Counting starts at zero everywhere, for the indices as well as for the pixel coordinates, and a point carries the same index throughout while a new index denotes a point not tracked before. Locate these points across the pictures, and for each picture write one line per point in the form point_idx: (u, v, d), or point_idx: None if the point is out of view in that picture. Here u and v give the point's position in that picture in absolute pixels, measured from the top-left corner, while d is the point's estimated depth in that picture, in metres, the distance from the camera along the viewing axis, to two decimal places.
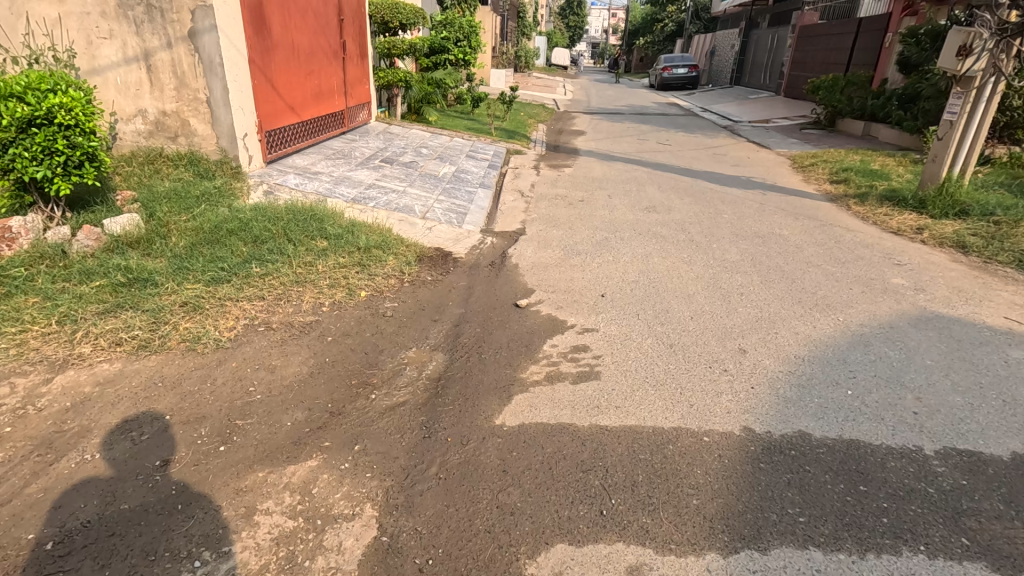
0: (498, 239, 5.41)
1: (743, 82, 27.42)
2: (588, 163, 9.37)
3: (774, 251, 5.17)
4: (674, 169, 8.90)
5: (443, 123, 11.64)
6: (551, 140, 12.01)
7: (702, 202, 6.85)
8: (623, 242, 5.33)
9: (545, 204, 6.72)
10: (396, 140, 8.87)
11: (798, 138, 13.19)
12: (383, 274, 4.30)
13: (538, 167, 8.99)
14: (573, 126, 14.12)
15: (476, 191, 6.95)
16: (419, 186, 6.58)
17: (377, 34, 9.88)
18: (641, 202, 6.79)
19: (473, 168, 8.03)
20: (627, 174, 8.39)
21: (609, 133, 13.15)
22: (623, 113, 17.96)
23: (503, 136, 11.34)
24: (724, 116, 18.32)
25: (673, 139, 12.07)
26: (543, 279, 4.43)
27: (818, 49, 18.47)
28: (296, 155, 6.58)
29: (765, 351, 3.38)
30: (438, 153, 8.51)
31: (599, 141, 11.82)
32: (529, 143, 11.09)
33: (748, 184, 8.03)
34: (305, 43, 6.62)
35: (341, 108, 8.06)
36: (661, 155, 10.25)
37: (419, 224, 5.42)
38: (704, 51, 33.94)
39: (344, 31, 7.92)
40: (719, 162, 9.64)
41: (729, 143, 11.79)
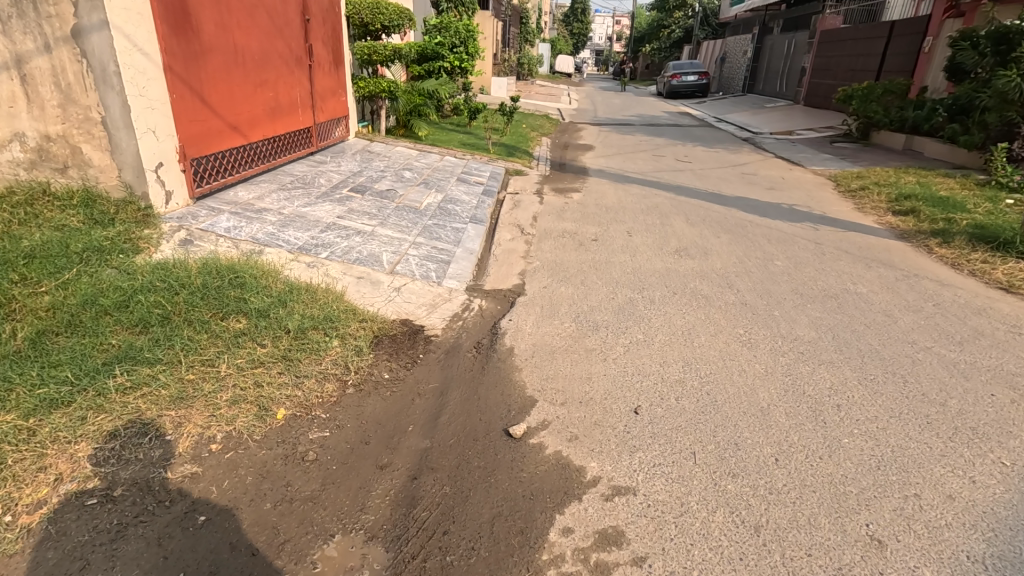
0: (488, 303, 4.11)
1: (756, 90, 26.15)
2: (600, 186, 8.09)
3: (860, 322, 3.83)
4: (701, 195, 7.58)
5: (434, 137, 10.39)
6: (556, 157, 10.73)
7: (744, 242, 5.53)
8: (653, 307, 4.02)
9: (550, 244, 5.42)
10: (375, 161, 7.57)
11: (831, 152, 11.84)
12: (314, 375, 2.98)
13: (540, 192, 7.70)
14: (579, 139, 12.87)
15: (464, 229, 5.64)
16: (392, 224, 5.28)
17: (357, 38, 8.63)
18: (668, 242, 5.48)
19: (464, 195, 6.74)
20: (647, 202, 7.08)
21: (619, 147, 11.87)
22: (633, 123, 16.70)
23: (501, 152, 10.08)
24: (741, 127, 17.04)
25: (693, 155, 10.75)
26: (548, 379, 3.11)
27: (842, 55, 17.20)
28: (240, 185, 5.29)
29: (917, 547, 2.04)
30: (422, 176, 7.22)
31: (610, 158, 10.53)
32: (531, 161, 9.81)
33: (794, 214, 6.69)
34: (253, 47, 5.36)
35: (307, 124, 6.80)
36: (681, 175, 8.94)
37: (383, 283, 4.11)
38: (713, 58, 32.72)
39: (311, 33, 6.68)
40: (752, 185, 8.31)
41: (758, 160, 10.45)
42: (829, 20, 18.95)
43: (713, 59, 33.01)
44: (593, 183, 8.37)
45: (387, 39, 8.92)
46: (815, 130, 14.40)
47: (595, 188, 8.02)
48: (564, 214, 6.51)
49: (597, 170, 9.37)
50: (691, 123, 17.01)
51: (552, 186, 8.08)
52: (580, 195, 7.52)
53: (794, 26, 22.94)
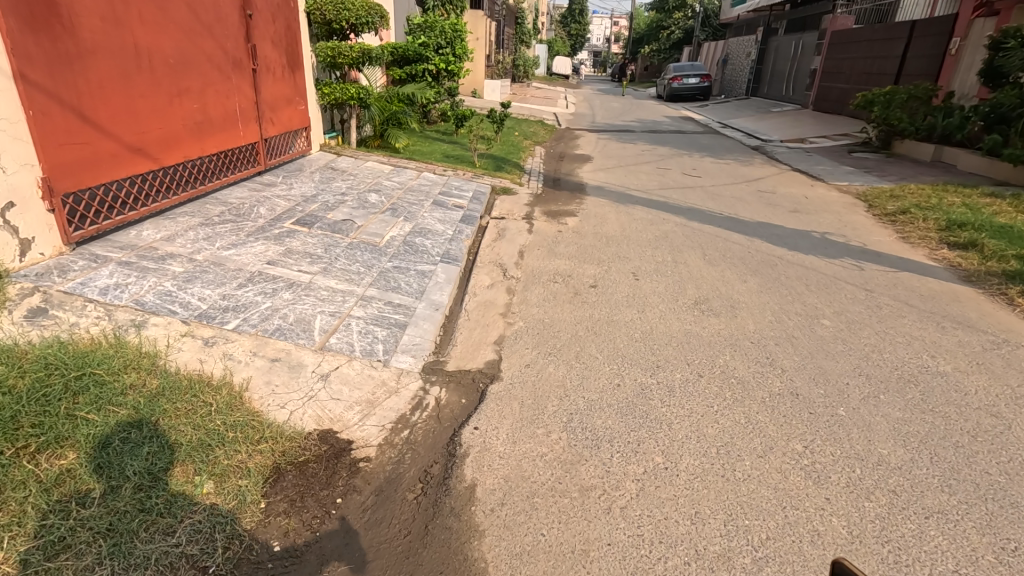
0: (450, 394, 3.03)
1: (762, 93, 25.10)
2: (601, 209, 7.03)
3: (961, 430, 2.76)
4: (718, 221, 6.52)
5: (414, 149, 9.32)
6: (550, 170, 9.68)
7: (778, 290, 4.47)
8: (672, 403, 2.95)
9: (537, 293, 4.35)
10: (337, 180, 6.49)
11: (852, 163, 10.80)
12: (152, 561, 1.88)
13: (530, 217, 6.62)
14: (576, 149, 11.82)
15: (433, 272, 4.57)
16: (339, 270, 4.20)
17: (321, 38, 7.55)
18: (684, 290, 4.41)
19: (437, 225, 5.67)
20: (654, 231, 6.01)
21: (620, 159, 10.82)
22: (634, 130, 15.68)
23: (488, 165, 9.01)
24: (749, 133, 15.98)
25: (702, 169, 9.70)
26: (524, 555, 2.03)
27: (855, 57, 16.16)
28: (148, 222, 4.20)
29: None
30: (390, 201, 6.15)
31: (609, 172, 9.47)
32: (521, 176, 8.73)
33: (831, 247, 5.63)
34: (163, 47, 4.26)
35: (251, 140, 5.71)
36: (692, 194, 7.87)
37: (307, 367, 3.03)
38: (715, 60, 31.74)
39: (255, 32, 5.59)
40: (773, 207, 7.26)
41: (774, 175, 9.42)
42: (840, 20, 17.92)
43: (714, 61, 32.01)
44: (592, 204, 7.30)
45: (357, 40, 7.84)
46: (830, 138, 13.37)
47: (594, 210, 6.95)
48: (557, 248, 5.44)
49: (597, 188, 8.31)
50: (696, 130, 15.96)
51: (545, 208, 7.02)
52: (576, 220, 6.45)
53: (801, 26, 21.90)
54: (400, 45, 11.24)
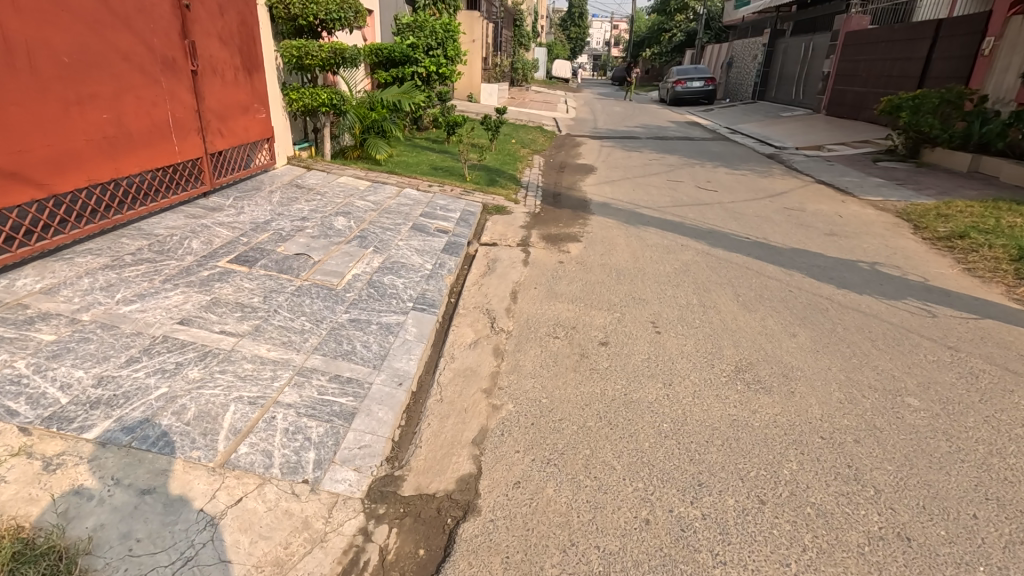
0: (403, 541, 2.08)
1: (769, 97, 24.20)
2: (607, 232, 6.09)
3: None
4: (746, 248, 5.58)
5: (399, 160, 8.40)
6: (550, 183, 8.75)
7: (838, 349, 3.52)
8: (730, 558, 2.01)
9: (532, 355, 3.41)
10: (300, 201, 5.55)
11: (880, 174, 9.87)
12: None
13: (526, 243, 5.68)
14: (578, 159, 10.90)
15: (402, 325, 3.63)
16: (276, 329, 3.25)
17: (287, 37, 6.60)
18: (720, 351, 3.48)
19: (414, 257, 4.73)
20: (672, 263, 5.08)
21: (626, 169, 9.89)
22: (639, 136, 14.77)
23: (480, 178, 8.07)
24: (762, 139, 15.07)
25: (718, 183, 8.76)
26: None
27: (873, 59, 15.27)
28: (31, 268, 3.27)
29: None
30: (360, 226, 5.21)
31: (615, 186, 8.54)
32: (517, 191, 7.80)
33: (886, 284, 4.69)
34: (51, 40, 3.33)
35: (194, 155, 4.77)
36: (710, 214, 6.94)
37: (194, 500, 2.08)
38: (720, 62, 30.86)
39: (194, 26, 4.66)
40: (806, 228, 6.32)
41: (797, 188, 8.50)
42: (855, 20, 17.01)
43: (719, 64, 31.11)
44: (597, 225, 6.37)
45: (330, 39, 6.91)
46: (850, 146, 12.45)
47: (600, 234, 6.01)
48: (557, 286, 4.50)
49: (602, 204, 7.38)
50: (705, 136, 15.06)
51: (544, 231, 6.08)
52: (580, 248, 5.52)
53: (811, 27, 21.00)
54: (387, 46, 10.34)
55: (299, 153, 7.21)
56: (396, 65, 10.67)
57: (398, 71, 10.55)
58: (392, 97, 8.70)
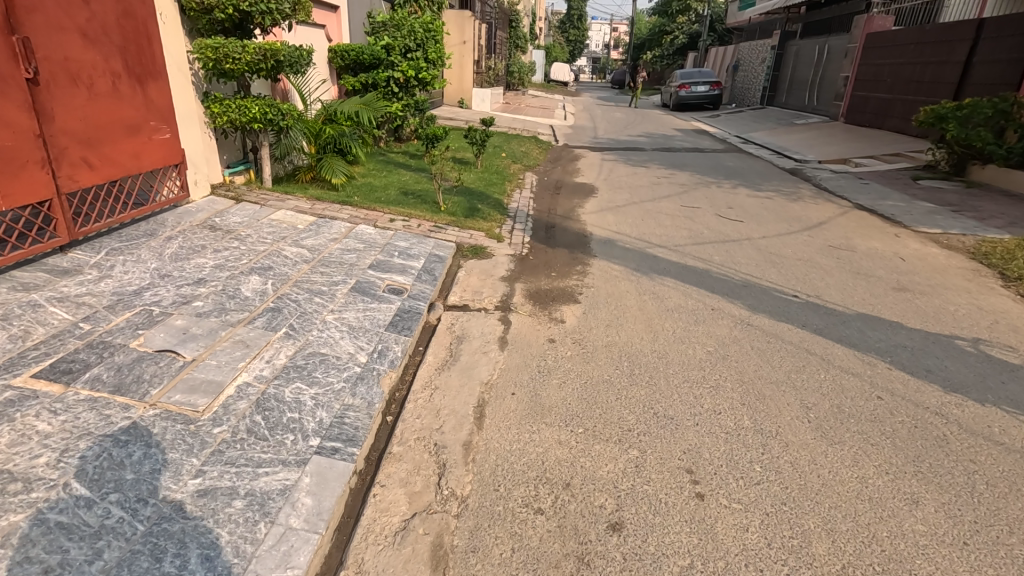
0: None
1: (779, 102, 22.88)
2: (612, 286, 4.73)
3: None
4: (796, 313, 4.22)
5: (363, 184, 7.06)
6: (543, 210, 7.39)
7: (998, 543, 2.16)
8: None
9: (495, 563, 2.04)
10: (204, 252, 4.18)
11: (926, 196, 8.53)
12: None
13: (506, 305, 4.31)
14: (576, 177, 9.57)
15: (287, 496, 2.23)
16: (45, 537, 1.86)
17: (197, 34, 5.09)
18: (803, 550, 2.11)
19: (345, 343, 3.37)
20: (702, 344, 3.72)
21: (632, 190, 8.55)
22: (644, 147, 13.44)
23: (459, 205, 6.71)
24: (779, 149, 13.75)
25: (741, 210, 7.41)
26: None
27: (901, 62, 13.94)
28: None
29: None
30: (278, 291, 3.84)
31: (620, 214, 7.19)
32: (503, 223, 6.44)
33: (1009, 380, 3.33)
34: None
35: (36, 197, 3.38)
36: (740, 256, 5.58)
37: None
38: (725, 66, 29.62)
39: (29, 16, 3.30)
40: (865, 279, 4.97)
41: (837, 217, 7.16)
42: (878, 21, 15.71)
43: (724, 68, 29.76)
44: (599, 275, 5.00)
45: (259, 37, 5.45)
46: (881, 161, 11.13)
47: (603, 290, 4.65)
48: (544, 391, 3.13)
49: (605, 241, 6.01)
50: (716, 147, 13.74)
51: (531, 286, 4.72)
52: (577, 314, 4.16)
53: (826, 28, 19.65)
54: (356, 47, 9.16)
55: (234, 178, 5.86)
56: (369, 69, 9.42)
57: (370, 76, 9.29)
58: (354, 108, 7.33)
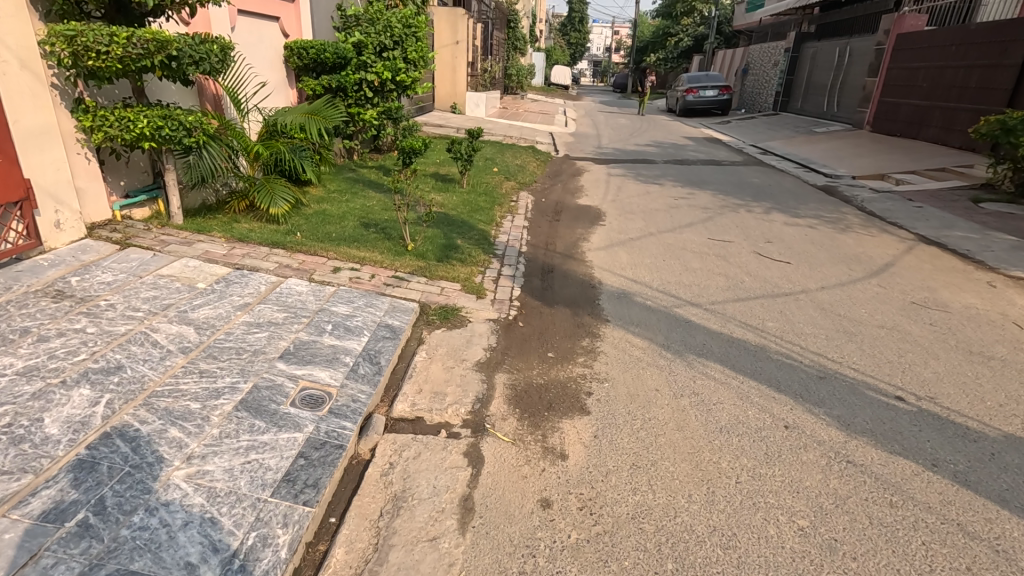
0: None
1: (793, 108, 21.56)
2: (633, 379, 3.31)
3: None
4: (915, 437, 2.81)
5: (316, 215, 5.68)
6: (539, 243, 5.99)
7: None
8: None
9: None
10: (20, 343, 2.78)
11: (998, 223, 7.15)
12: None
13: (477, 420, 2.90)
14: (580, 197, 8.19)
15: None
16: None
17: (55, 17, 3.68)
18: None
19: (186, 536, 1.94)
20: (787, 513, 2.32)
21: (646, 215, 7.17)
22: (653, 159, 12.06)
23: (433, 242, 5.32)
24: (803, 162, 12.38)
25: (785, 247, 6.00)
26: None
27: (939, 66, 12.56)
28: None
29: None
30: (112, 417, 2.42)
31: (634, 251, 5.78)
32: (486, 266, 5.04)
33: None
34: None
35: None
36: (801, 321, 4.17)
37: None
38: (733, 69, 28.33)
39: None
40: (985, 363, 3.57)
41: (903, 256, 5.78)
42: (909, 21, 14.27)
43: (733, 71, 28.45)
44: (614, 355, 3.59)
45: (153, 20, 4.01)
46: (927, 178, 9.77)
47: (621, 387, 3.24)
48: None
49: (618, 294, 4.59)
50: (733, 159, 12.39)
51: (518, 378, 3.31)
52: (585, 440, 2.75)
53: (848, 29, 18.26)
54: (317, 43, 7.46)
55: (135, 213, 4.47)
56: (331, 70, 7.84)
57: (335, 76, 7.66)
58: (304, 117, 5.94)
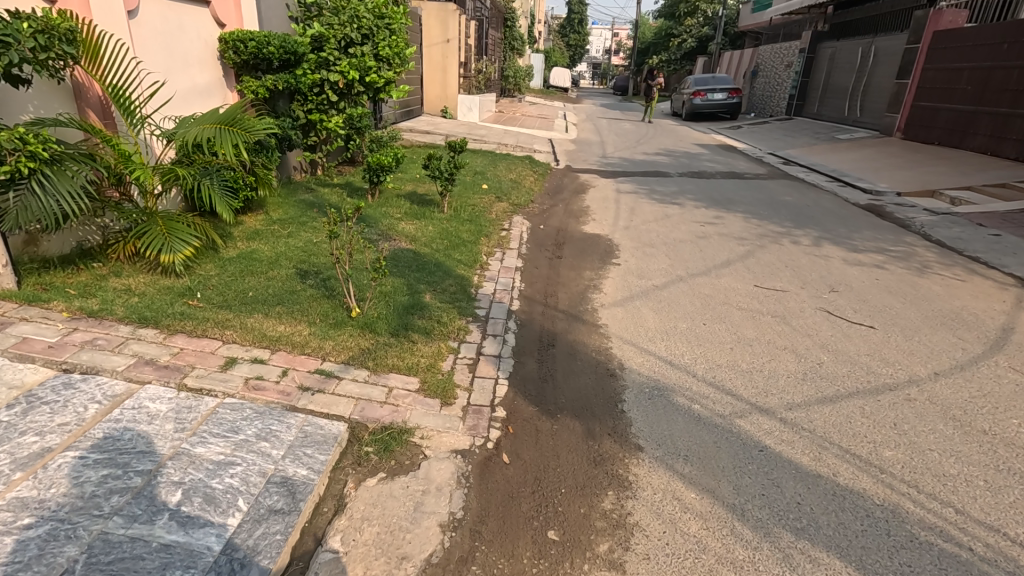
0: None
1: (809, 112, 20.23)
2: None
3: None
4: None
5: (234, 263, 4.23)
6: (536, 294, 4.57)
7: None
8: None
9: None
10: None
11: None
12: None
13: None
14: (586, 223, 6.79)
15: None
16: None
17: None
18: None
19: None
20: None
21: (671, 249, 5.76)
22: (667, 171, 10.66)
23: (389, 301, 3.89)
24: (835, 174, 10.99)
25: (857, 300, 4.57)
26: None
27: (987, 66, 11.22)
28: None
29: None
30: None
31: (662, 307, 4.34)
32: (461, 340, 3.60)
33: None
34: None
35: None
36: (934, 445, 2.73)
37: None
38: (741, 71, 27.01)
39: None
40: None
41: (1017, 312, 4.38)
42: (947, 17, 12.95)
43: (740, 74, 27.13)
44: (658, 541, 2.15)
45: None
46: (990, 197, 8.39)
47: None
48: None
49: (650, 393, 3.16)
50: (756, 172, 10.99)
51: None
52: None
53: (871, 28, 16.87)
54: (261, 34, 5.86)
55: None
56: (278, 69, 6.22)
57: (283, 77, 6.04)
58: (215, 129, 4.39)
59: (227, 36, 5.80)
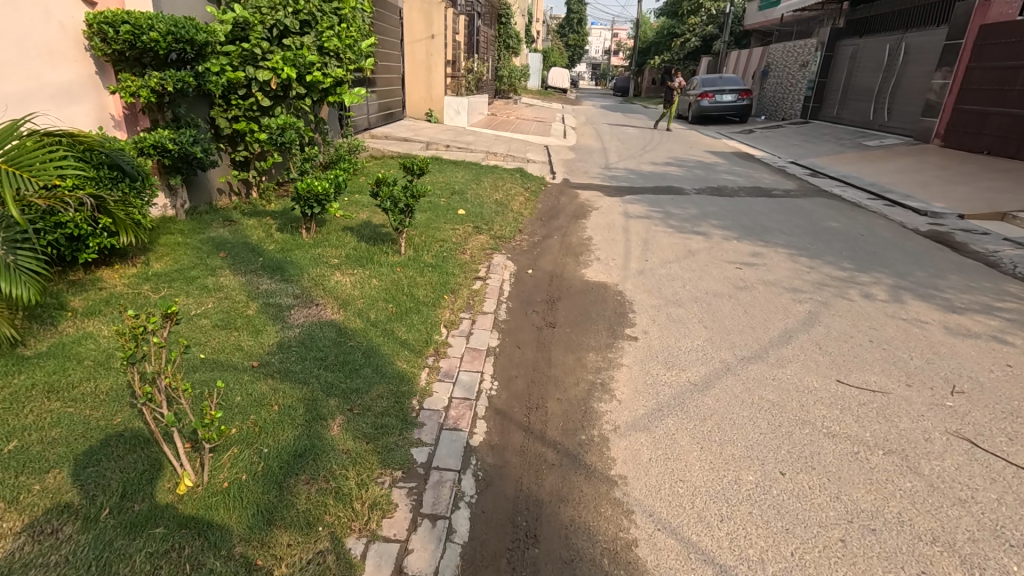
0: None
1: (827, 115, 18.69)
2: None
3: None
4: None
5: (31, 368, 2.67)
6: (514, 403, 2.99)
7: None
8: None
9: None
10: None
11: None
12: None
13: None
14: (587, 265, 5.24)
15: None
16: None
17: None
18: None
19: None
20: None
21: (703, 312, 4.22)
22: (682, 186, 9.10)
23: (258, 458, 2.27)
24: (878, 189, 9.41)
25: (999, 412, 3.01)
26: None
27: None
28: None
29: None
30: None
31: (708, 434, 2.78)
32: (370, 536, 2.06)
33: None
34: None
35: None
36: None
37: None
38: (750, 70, 25.47)
39: None
40: None
41: None
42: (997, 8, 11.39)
43: (749, 74, 25.59)
44: None
45: None
46: None
47: None
48: None
49: None
50: (785, 187, 9.44)
51: None
52: None
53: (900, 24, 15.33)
54: (139, 12, 4.17)
55: None
56: (173, 63, 4.59)
57: (179, 73, 4.45)
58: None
59: (92, 16, 4.13)
